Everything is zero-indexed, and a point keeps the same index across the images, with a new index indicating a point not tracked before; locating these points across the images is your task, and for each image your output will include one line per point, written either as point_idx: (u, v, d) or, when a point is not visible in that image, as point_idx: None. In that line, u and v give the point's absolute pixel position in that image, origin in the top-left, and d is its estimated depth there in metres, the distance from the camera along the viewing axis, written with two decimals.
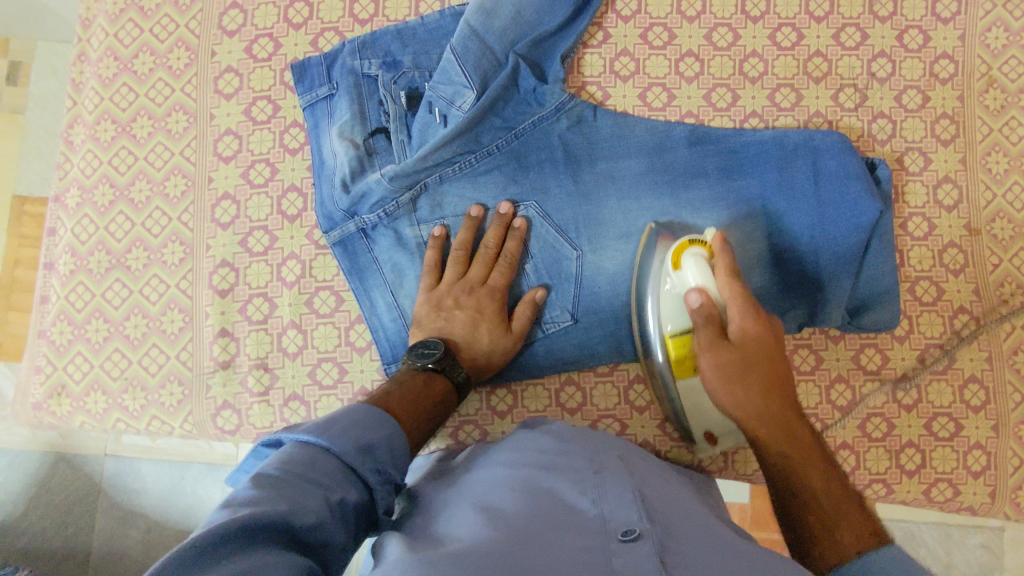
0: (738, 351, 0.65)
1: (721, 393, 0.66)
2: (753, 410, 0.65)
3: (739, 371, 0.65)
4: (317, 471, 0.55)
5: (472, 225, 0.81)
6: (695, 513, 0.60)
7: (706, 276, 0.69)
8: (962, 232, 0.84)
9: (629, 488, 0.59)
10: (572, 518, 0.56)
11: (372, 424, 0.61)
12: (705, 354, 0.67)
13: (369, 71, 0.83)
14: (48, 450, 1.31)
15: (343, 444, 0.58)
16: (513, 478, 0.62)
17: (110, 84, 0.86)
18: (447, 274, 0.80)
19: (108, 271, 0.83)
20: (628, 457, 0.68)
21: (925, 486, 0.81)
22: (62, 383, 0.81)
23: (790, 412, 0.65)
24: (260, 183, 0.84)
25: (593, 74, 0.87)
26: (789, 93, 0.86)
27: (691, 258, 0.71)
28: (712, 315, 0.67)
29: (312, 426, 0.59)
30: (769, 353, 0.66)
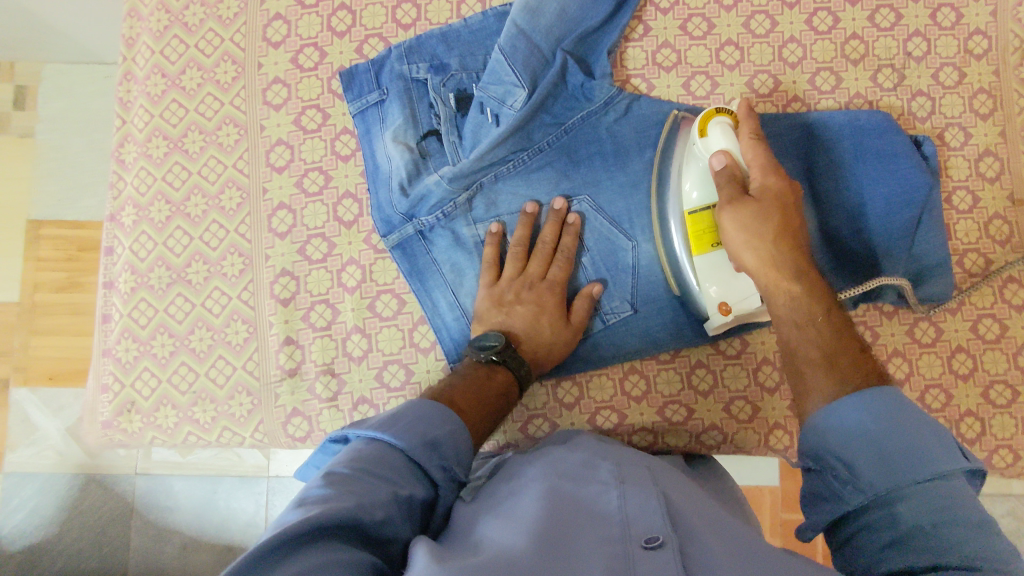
0: (759, 203, 0.67)
1: (738, 243, 0.68)
2: (769, 255, 0.67)
3: (762, 218, 0.67)
4: (386, 468, 0.54)
5: (529, 221, 0.81)
6: (725, 523, 0.57)
7: (731, 140, 0.69)
8: (1006, 204, 0.86)
9: (654, 496, 0.56)
10: (594, 523, 0.54)
11: (436, 418, 0.60)
12: (725, 210, 0.68)
13: (417, 75, 0.84)
14: (77, 472, 1.29)
15: (409, 440, 0.57)
16: (535, 483, 0.60)
17: (160, 101, 0.87)
18: (506, 270, 0.81)
19: (169, 286, 0.83)
20: (656, 470, 0.65)
21: (985, 453, 0.83)
22: (131, 400, 0.81)
23: (801, 259, 0.68)
24: (314, 191, 0.85)
25: (636, 67, 0.88)
26: (829, 76, 0.87)
27: (718, 125, 0.70)
28: (733, 176, 0.68)
29: (377, 422, 0.58)
30: (789, 207, 0.68)
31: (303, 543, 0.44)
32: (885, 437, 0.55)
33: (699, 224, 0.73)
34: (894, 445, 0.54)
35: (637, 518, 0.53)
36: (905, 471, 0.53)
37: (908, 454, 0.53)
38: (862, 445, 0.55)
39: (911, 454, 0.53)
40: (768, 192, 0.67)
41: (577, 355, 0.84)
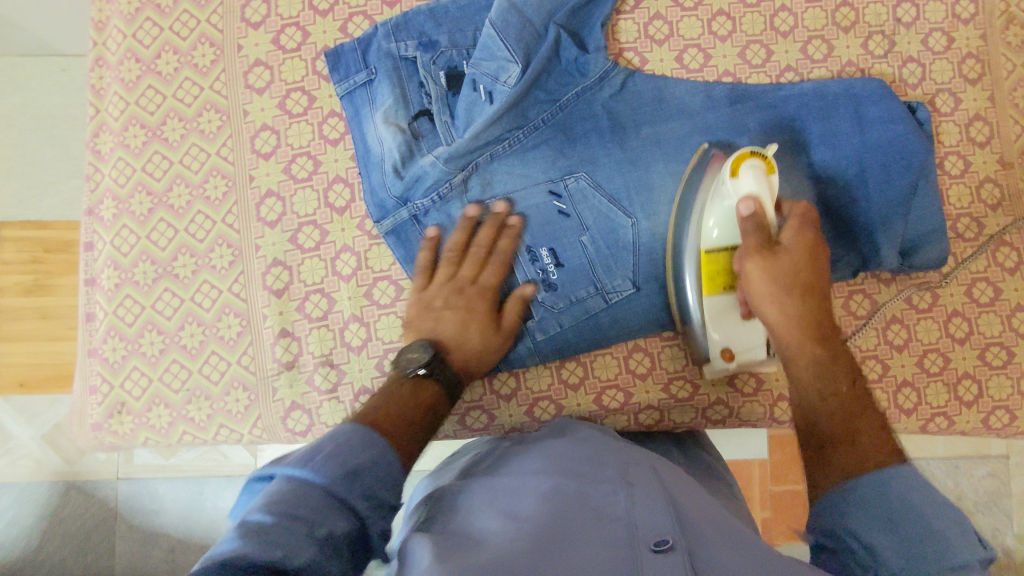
0: (789, 258, 0.68)
1: (761, 296, 0.69)
2: (791, 309, 0.68)
3: (790, 275, 0.68)
4: (303, 508, 0.47)
5: (467, 225, 0.79)
6: (727, 521, 0.57)
7: (763, 186, 0.68)
8: (996, 167, 0.87)
9: (660, 496, 0.56)
10: (601, 525, 0.54)
11: (361, 442, 0.53)
12: (752, 257, 0.69)
13: (406, 54, 0.81)
14: (55, 480, 1.24)
15: (328, 473, 0.50)
16: (539, 482, 0.60)
17: (135, 87, 0.84)
18: (436, 275, 0.78)
19: (155, 281, 0.80)
20: (659, 465, 0.65)
21: (983, 414, 0.84)
22: (121, 401, 0.79)
23: (825, 322, 0.68)
24: (303, 176, 0.82)
25: (628, 40, 0.87)
26: (821, 44, 0.86)
27: (750, 168, 0.69)
28: (762, 224, 0.68)
29: (294, 456, 0.51)
30: (817, 271, 0.69)
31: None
32: (907, 520, 0.51)
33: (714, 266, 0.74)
34: (913, 529, 0.50)
35: (644, 520, 0.53)
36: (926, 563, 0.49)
37: (927, 542, 0.49)
38: (879, 526, 0.51)
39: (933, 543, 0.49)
40: (798, 249, 0.69)
41: (582, 336, 0.81)
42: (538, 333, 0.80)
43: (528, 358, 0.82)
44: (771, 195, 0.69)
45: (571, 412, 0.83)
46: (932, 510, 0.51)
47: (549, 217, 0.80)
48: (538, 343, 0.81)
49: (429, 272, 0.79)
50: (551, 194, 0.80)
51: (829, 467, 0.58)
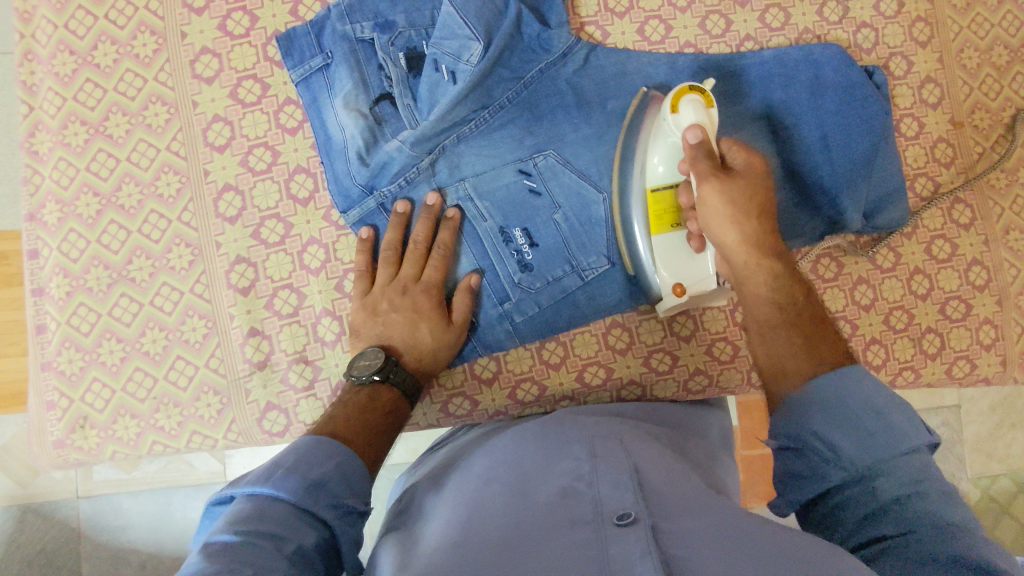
0: (741, 180, 0.64)
1: (718, 220, 0.64)
2: (750, 230, 0.64)
3: (741, 200, 0.64)
4: (271, 522, 0.49)
5: (401, 222, 0.76)
6: (699, 489, 0.56)
7: (705, 118, 0.66)
8: (948, 127, 0.89)
9: (626, 472, 0.55)
10: (565, 506, 0.52)
11: (319, 454, 0.56)
12: (706, 183, 0.64)
13: (362, 35, 0.78)
14: (10, 504, 1.18)
15: (292, 485, 0.52)
16: (506, 477, 0.58)
17: (72, 82, 0.78)
18: (377, 278, 0.76)
19: (110, 287, 0.76)
20: (630, 440, 0.64)
21: (946, 365, 0.87)
22: (83, 415, 0.74)
23: (776, 242, 0.65)
24: (262, 168, 0.78)
25: (589, 14, 0.86)
26: (778, 13, 0.87)
27: (691, 102, 0.67)
28: (710, 152, 0.65)
29: (254, 473, 0.53)
30: (767, 190, 0.66)
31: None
32: (857, 413, 0.52)
33: (660, 204, 0.72)
34: (869, 422, 0.51)
35: (608, 496, 0.52)
36: (884, 448, 0.50)
37: (883, 430, 0.51)
38: (839, 425, 0.52)
39: (884, 428, 0.51)
40: (750, 171, 0.65)
41: (560, 315, 0.80)
42: (516, 315, 0.79)
43: (507, 342, 0.80)
44: (712, 127, 0.67)
45: (554, 392, 0.82)
46: (877, 398, 0.52)
47: (519, 197, 0.79)
48: (516, 325, 0.80)
49: (372, 274, 0.77)
50: (521, 174, 0.79)
51: (790, 378, 0.58)
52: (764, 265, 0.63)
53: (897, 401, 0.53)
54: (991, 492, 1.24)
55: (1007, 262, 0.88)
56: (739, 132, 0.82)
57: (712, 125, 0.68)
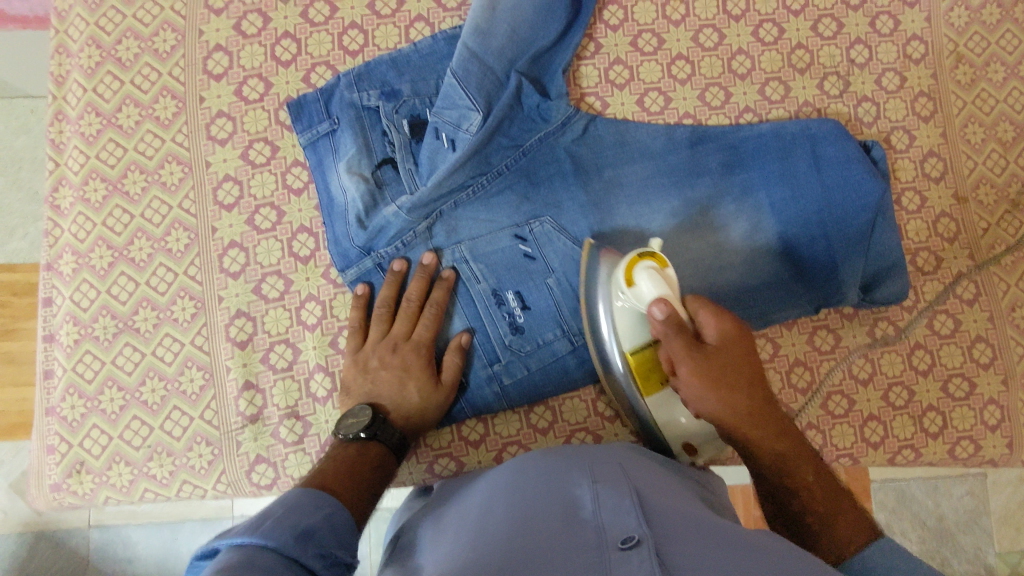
0: (721, 354, 0.61)
1: (713, 401, 0.61)
2: (743, 405, 0.61)
3: (722, 372, 0.60)
4: (259, 568, 0.47)
5: (396, 280, 0.79)
6: (701, 514, 0.55)
7: (664, 286, 0.65)
8: (951, 202, 0.88)
9: (628, 496, 0.54)
10: (566, 531, 0.51)
11: (305, 509, 0.56)
12: (686, 365, 0.61)
13: (369, 103, 0.81)
14: (25, 530, 1.21)
15: (281, 535, 0.51)
16: (508, 506, 0.58)
17: (95, 141, 0.83)
18: (370, 334, 0.78)
19: (116, 337, 0.79)
20: (631, 467, 0.63)
21: (949, 445, 0.85)
22: (81, 460, 0.77)
23: (769, 405, 0.62)
24: (267, 227, 0.82)
25: (590, 85, 0.88)
26: (778, 86, 0.88)
27: (644, 271, 0.66)
28: (679, 326, 0.62)
29: (242, 526, 0.51)
30: (749, 353, 0.63)
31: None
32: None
33: (644, 368, 0.70)
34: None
35: (611, 522, 0.51)
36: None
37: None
38: None
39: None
40: (726, 340, 0.62)
41: (549, 379, 0.80)
42: (505, 377, 0.80)
43: (495, 404, 0.81)
44: (673, 292, 0.66)
45: None
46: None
47: (514, 260, 0.80)
48: (504, 387, 0.80)
49: (365, 330, 0.79)
50: (516, 238, 0.80)
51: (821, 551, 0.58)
52: (762, 435, 0.61)
53: (932, 567, 0.51)
54: (1021, 568, 1.18)
55: (1013, 341, 0.86)
56: (735, 203, 0.83)
57: (673, 289, 0.66)
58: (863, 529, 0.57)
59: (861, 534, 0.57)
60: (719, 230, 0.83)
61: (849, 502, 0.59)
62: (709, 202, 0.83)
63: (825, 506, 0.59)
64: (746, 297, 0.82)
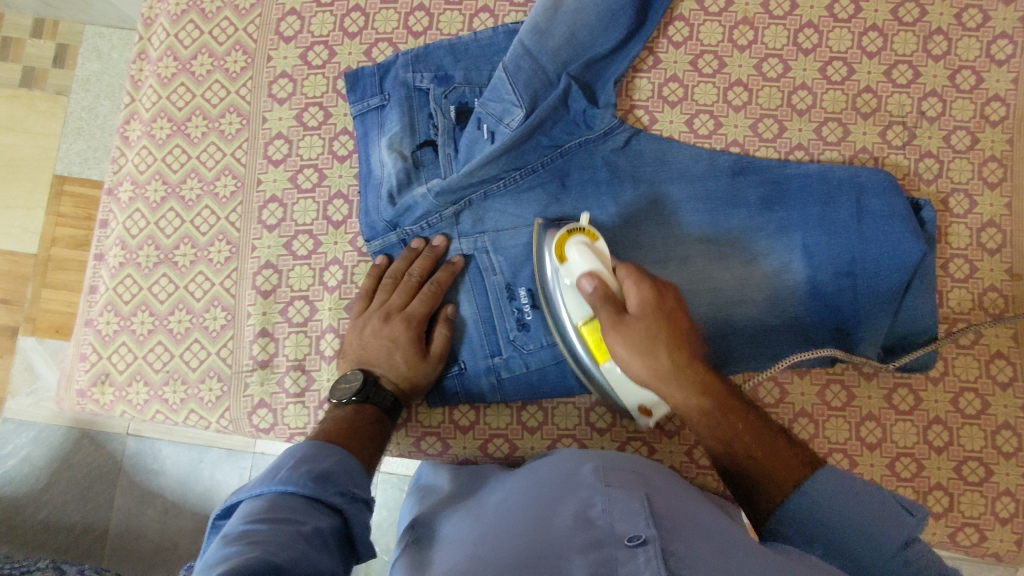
0: (640, 324, 0.63)
1: (637, 365, 0.65)
2: (667, 370, 0.64)
3: (648, 340, 0.63)
4: (283, 510, 0.52)
5: (411, 256, 0.82)
6: (712, 523, 0.57)
7: (594, 260, 0.69)
8: (1004, 277, 0.83)
9: (638, 500, 0.56)
10: (579, 528, 0.54)
11: (318, 454, 0.60)
12: (612, 336, 0.65)
13: (421, 85, 0.83)
14: (73, 426, 1.32)
15: (299, 478, 0.56)
16: (523, 502, 0.60)
17: (169, 83, 0.89)
18: (373, 301, 0.81)
19: (156, 266, 0.85)
20: (645, 473, 0.65)
21: (951, 529, 0.80)
22: (106, 372, 0.83)
23: (705, 370, 0.65)
24: (307, 187, 0.86)
25: (642, 98, 0.87)
26: (836, 128, 0.85)
27: (576, 246, 0.70)
28: (606, 296, 0.66)
29: (259, 479, 0.56)
30: (672, 317, 0.64)
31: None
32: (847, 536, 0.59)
33: (595, 338, 0.71)
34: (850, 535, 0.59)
35: (620, 520, 0.54)
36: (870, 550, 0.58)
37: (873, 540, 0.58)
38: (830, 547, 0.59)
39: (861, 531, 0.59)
40: (646, 307, 0.64)
41: (546, 380, 0.82)
42: (503, 370, 0.82)
43: (489, 395, 0.83)
44: (604, 265, 0.69)
45: (525, 454, 0.83)
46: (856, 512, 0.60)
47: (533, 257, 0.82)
48: (501, 380, 0.82)
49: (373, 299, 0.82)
50: None
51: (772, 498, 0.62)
52: (692, 396, 0.64)
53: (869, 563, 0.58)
54: None
55: None
56: (765, 240, 0.81)
57: (604, 263, 0.69)
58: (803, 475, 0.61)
59: (796, 475, 0.61)
60: (744, 265, 0.81)
61: (782, 445, 0.64)
62: (741, 235, 0.82)
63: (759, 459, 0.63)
64: (762, 335, 0.81)
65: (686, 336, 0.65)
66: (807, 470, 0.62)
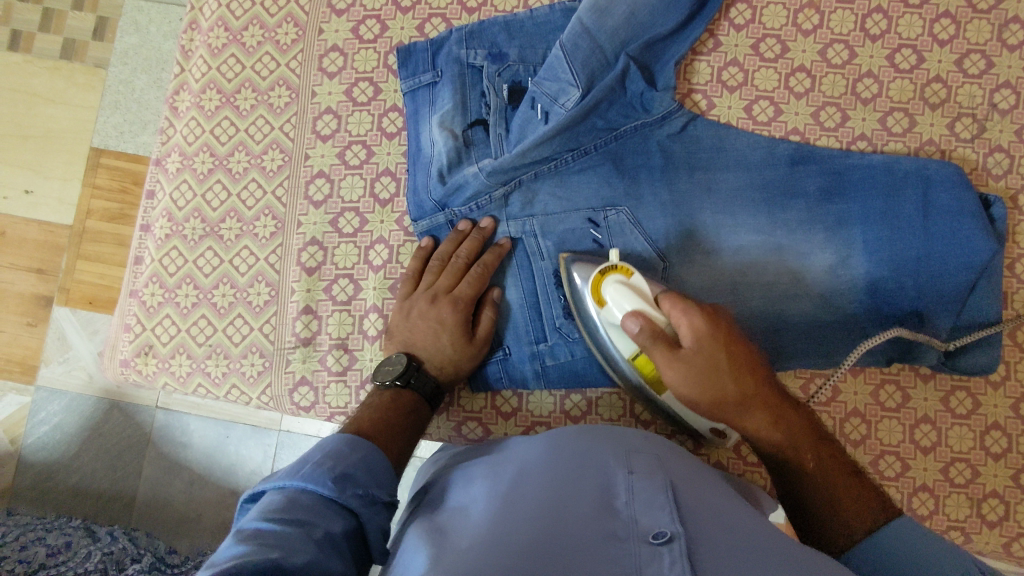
0: (697, 356, 0.61)
1: (702, 398, 0.62)
2: (736, 396, 0.62)
3: (708, 369, 0.61)
4: (300, 511, 0.51)
5: (458, 238, 0.80)
6: (739, 518, 0.52)
7: (635, 300, 0.66)
8: None
9: (663, 491, 0.51)
10: (598, 515, 0.49)
11: (343, 451, 0.58)
12: (667, 372, 0.62)
13: (474, 62, 0.81)
14: (104, 396, 1.33)
15: (321, 477, 0.55)
16: (536, 475, 0.55)
17: (219, 54, 0.88)
18: (419, 283, 0.80)
19: (201, 239, 0.85)
20: (665, 454, 0.60)
21: (1005, 539, 0.77)
22: (149, 344, 0.83)
23: (769, 396, 0.63)
24: (355, 164, 0.84)
25: (700, 82, 0.85)
26: (903, 118, 0.82)
27: (611, 286, 0.69)
28: (654, 333, 0.63)
29: (284, 470, 0.55)
30: (728, 342, 0.62)
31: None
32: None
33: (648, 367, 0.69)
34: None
35: (644, 516, 0.49)
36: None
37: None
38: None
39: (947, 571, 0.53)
40: (700, 338, 0.62)
41: (591, 369, 0.80)
42: (548, 358, 0.80)
43: (532, 381, 0.81)
44: (646, 301, 0.67)
45: None
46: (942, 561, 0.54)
47: (583, 243, 0.80)
48: (546, 368, 0.80)
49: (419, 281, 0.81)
50: (589, 222, 0.80)
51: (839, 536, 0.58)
52: (760, 425, 0.63)
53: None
54: None
55: None
56: (824, 233, 0.78)
57: (645, 299, 0.67)
58: (873, 513, 0.58)
59: (873, 519, 0.57)
60: (800, 258, 0.79)
61: (855, 481, 0.61)
62: (798, 227, 0.79)
63: (832, 501, 0.59)
64: (815, 332, 0.78)
65: (743, 360, 0.62)
66: (880, 509, 0.58)
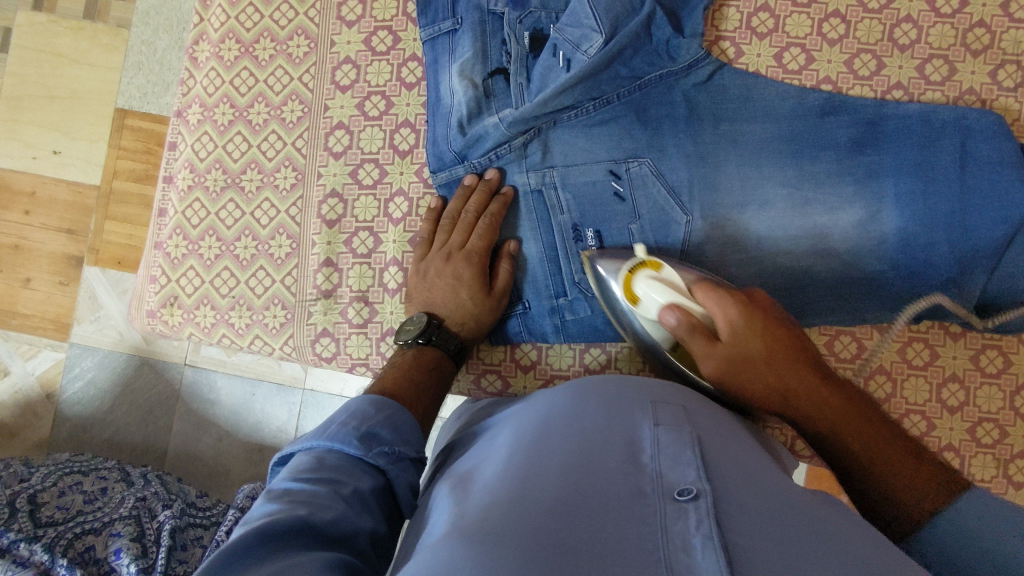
0: (732, 346, 0.63)
1: (743, 383, 0.63)
2: (775, 383, 0.62)
3: (738, 355, 0.62)
4: (330, 470, 0.52)
5: (465, 194, 0.80)
6: (767, 474, 0.51)
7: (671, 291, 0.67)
8: None
9: (689, 446, 0.50)
10: (623, 472, 0.48)
11: (370, 410, 0.58)
12: (707, 362, 0.64)
13: (495, 8, 0.79)
14: (134, 353, 1.36)
15: (347, 436, 0.55)
16: (560, 428, 0.54)
17: (238, 3, 0.88)
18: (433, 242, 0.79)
19: (223, 191, 0.85)
20: (693, 407, 0.59)
21: None
22: (174, 295, 0.85)
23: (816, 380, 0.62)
24: (375, 115, 0.84)
25: (728, 28, 0.82)
26: (942, 66, 0.79)
27: (644, 280, 0.69)
28: (692, 326, 0.64)
29: (311, 432, 0.56)
30: (763, 332, 0.63)
31: (254, 556, 0.42)
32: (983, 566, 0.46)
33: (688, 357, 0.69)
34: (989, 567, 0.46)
35: (670, 472, 0.48)
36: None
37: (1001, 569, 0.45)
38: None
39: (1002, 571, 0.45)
40: (735, 327, 0.63)
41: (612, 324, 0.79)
42: (567, 312, 0.79)
43: (552, 335, 0.81)
44: (680, 292, 0.67)
45: None
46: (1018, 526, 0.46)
47: (602, 196, 0.79)
48: (565, 323, 0.80)
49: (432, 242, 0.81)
50: (611, 174, 0.78)
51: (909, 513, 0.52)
52: (803, 404, 0.61)
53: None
54: None
55: None
56: (855, 184, 0.76)
57: (678, 291, 0.68)
58: (938, 489, 0.52)
59: (936, 495, 0.51)
60: (829, 212, 0.76)
61: (912, 456, 0.55)
62: (826, 180, 0.76)
63: (881, 474, 0.55)
64: (842, 289, 0.76)
65: (783, 345, 0.63)
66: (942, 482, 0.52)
